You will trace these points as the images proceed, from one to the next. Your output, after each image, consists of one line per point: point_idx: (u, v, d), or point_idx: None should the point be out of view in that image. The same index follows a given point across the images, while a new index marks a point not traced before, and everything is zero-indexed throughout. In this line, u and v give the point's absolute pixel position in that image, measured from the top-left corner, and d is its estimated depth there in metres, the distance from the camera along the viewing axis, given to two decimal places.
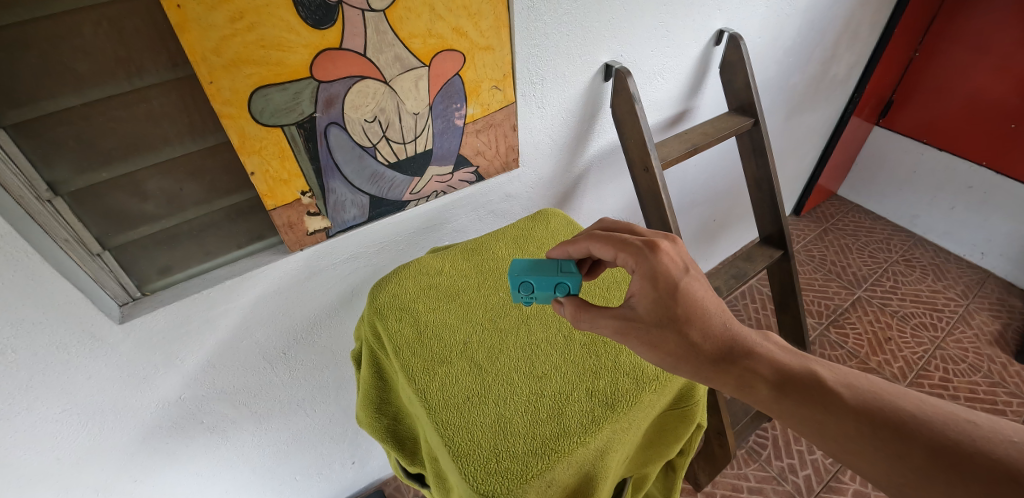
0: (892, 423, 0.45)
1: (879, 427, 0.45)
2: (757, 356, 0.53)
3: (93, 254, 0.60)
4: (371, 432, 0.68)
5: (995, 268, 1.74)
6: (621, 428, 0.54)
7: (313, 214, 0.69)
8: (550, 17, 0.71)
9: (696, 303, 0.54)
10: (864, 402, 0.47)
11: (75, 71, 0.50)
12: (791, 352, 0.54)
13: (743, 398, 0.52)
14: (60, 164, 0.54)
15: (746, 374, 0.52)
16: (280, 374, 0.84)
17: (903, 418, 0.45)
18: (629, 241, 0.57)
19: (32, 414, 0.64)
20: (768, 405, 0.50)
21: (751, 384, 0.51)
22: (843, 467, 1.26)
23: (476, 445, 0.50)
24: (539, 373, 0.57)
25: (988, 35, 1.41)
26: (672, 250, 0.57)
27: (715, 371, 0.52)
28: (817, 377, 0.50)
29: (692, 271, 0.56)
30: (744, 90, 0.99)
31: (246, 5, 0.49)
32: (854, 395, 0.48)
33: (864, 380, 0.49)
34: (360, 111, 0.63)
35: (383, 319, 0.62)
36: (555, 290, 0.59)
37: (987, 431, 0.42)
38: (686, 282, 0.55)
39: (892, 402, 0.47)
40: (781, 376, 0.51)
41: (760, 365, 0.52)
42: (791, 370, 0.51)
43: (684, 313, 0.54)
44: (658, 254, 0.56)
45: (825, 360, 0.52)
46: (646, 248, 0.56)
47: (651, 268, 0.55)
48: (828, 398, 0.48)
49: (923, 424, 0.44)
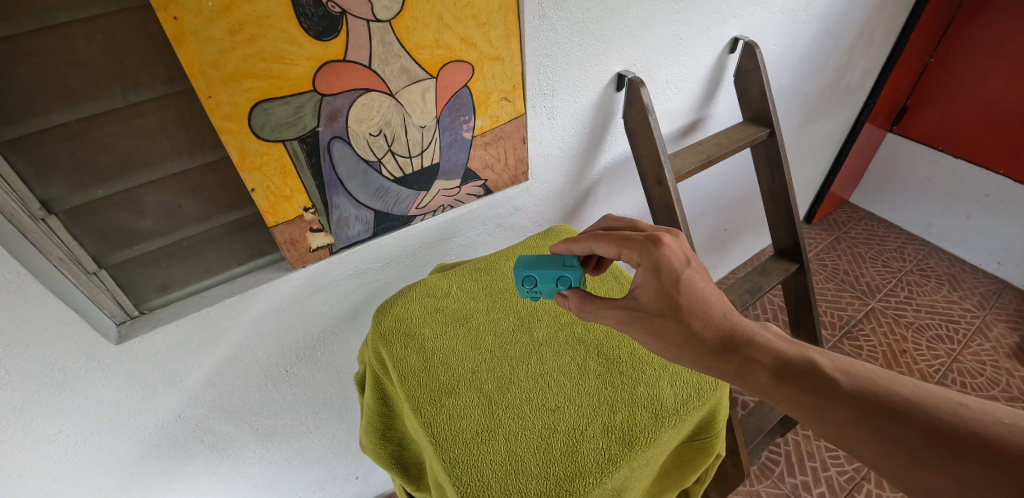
0: (886, 407, 0.44)
1: (873, 411, 0.44)
2: (754, 344, 0.51)
3: (89, 272, 0.57)
4: (376, 459, 0.65)
5: (1012, 278, 1.69)
6: (638, 466, 0.51)
7: (316, 230, 0.66)
8: (562, 26, 0.68)
9: (698, 294, 0.52)
10: (860, 387, 0.45)
11: (68, 86, 0.48)
12: (790, 342, 0.52)
13: (741, 386, 0.50)
14: (54, 181, 0.52)
15: (746, 362, 0.50)
16: (282, 391, 0.81)
17: (896, 402, 0.44)
18: (631, 237, 0.55)
19: (27, 435, 0.61)
20: (767, 393, 0.48)
21: (750, 371, 0.49)
22: (859, 484, 1.22)
23: (486, 484, 0.48)
24: (551, 406, 0.54)
25: (1004, 40, 1.38)
26: (675, 244, 0.55)
27: (716, 360, 0.51)
28: (814, 364, 0.48)
29: (695, 264, 0.54)
30: (759, 99, 0.95)
31: (246, 16, 0.47)
32: (850, 381, 0.46)
33: (859, 367, 0.47)
34: (365, 125, 0.60)
35: (389, 345, 0.60)
36: (557, 284, 0.56)
37: (979, 414, 0.41)
38: (688, 275, 0.53)
39: (886, 386, 0.45)
40: (780, 365, 0.49)
41: (760, 353, 0.50)
42: (789, 357, 0.49)
43: (686, 303, 0.52)
44: (661, 248, 0.54)
45: (823, 349, 0.50)
46: (649, 243, 0.54)
47: (654, 260, 0.53)
48: (824, 383, 0.46)
49: (917, 408, 0.43)
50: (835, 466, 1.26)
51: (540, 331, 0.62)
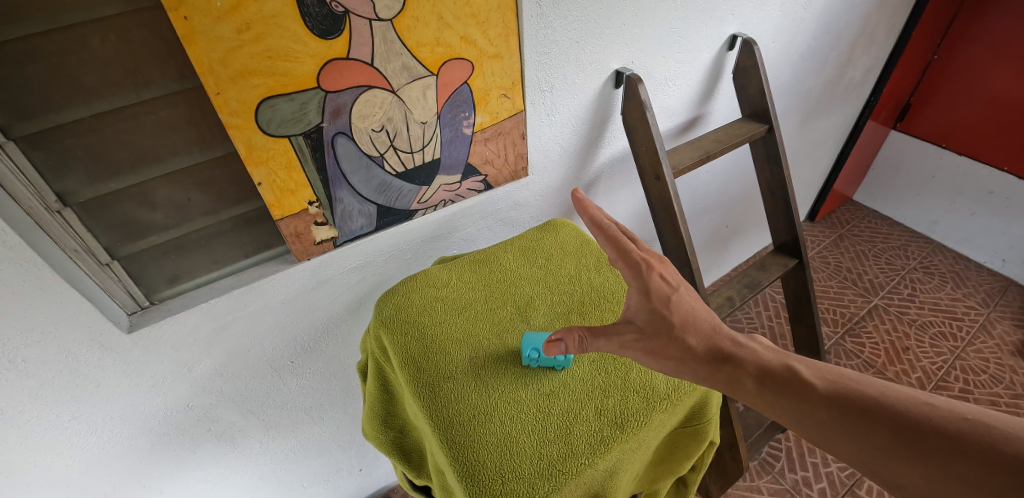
0: (858, 407, 0.45)
1: (847, 412, 0.45)
2: (741, 354, 0.51)
3: (102, 263, 0.60)
4: (378, 445, 0.67)
5: (1016, 276, 1.69)
6: (629, 448, 0.53)
7: (320, 224, 0.68)
8: (560, 24, 0.70)
9: (690, 314, 0.53)
10: (835, 390, 0.47)
11: (84, 83, 0.50)
12: (773, 350, 0.53)
13: (731, 395, 0.51)
14: (69, 174, 0.54)
15: (734, 371, 0.51)
16: (288, 382, 0.84)
17: (866, 402, 0.45)
18: (629, 255, 0.54)
19: (43, 421, 0.64)
20: (752, 399, 0.50)
21: (738, 380, 0.50)
22: (860, 481, 1.23)
23: (483, 465, 0.50)
24: (546, 391, 0.55)
25: (1008, 36, 1.38)
26: (665, 269, 0.54)
27: (707, 371, 0.51)
28: (793, 371, 0.50)
29: (683, 287, 0.54)
30: (758, 97, 0.96)
31: (253, 15, 0.49)
32: (826, 385, 0.48)
33: (834, 371, 0.49)
34: (368, 121, 0.62)
35: (390, 331, 0.62)
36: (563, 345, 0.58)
37: (944, 411, 0.42)
38: (678, 297, 0.53)
39: (858, 388, 0.46)
40: (763, 372, 0.50)
41: (746, 361, 0.51)
42: (771, 366, 0.51)
43: (679, 322, 0.53)
44: (653, 272, 0.53)
45: (802, 356, 0.51)
46: (642, 265, 0.53)
47: (645, 284, 0.53)
48: (802, 387, 0.48)
49: (886, 407, 0.44)
50: (835, 462, 1.27)
51: (536, 319, 0.63)
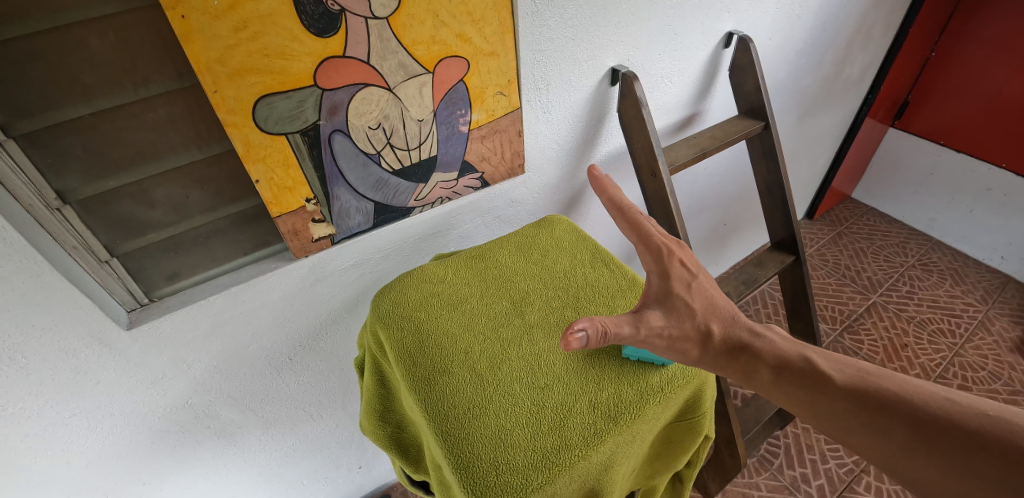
0: (876, 401, 0.48)
1: (865, 405, 0.48)
2: (758, 345, 0.55)
3: (101, 261, 0.60)
4: (376, 440, 0.68)
5: (1015, 273, 1.69)
6: (623, 441, 0.54)
7: (317, 221, 0.69)
8: (556, 22, 0.70)
9: (710, 300, 0.56)
10: (854, 383, 0.50)
11: (82, 82, 0.51)
12: (789, 342, 0.56)
13: (747, 384, 0.54)
14: (68, 172, 0.55)
15: (751, 362, 0.54)
16: (287, 379, 0.84)
17: (887, 396, 0.48)
18: (649, 240, 0.57)
19: (42, 418, 0.64)
20: (768, 389, 0.53)
21: (754, 369, 0.53)
22: (858, 477, 1.23)
23: (477, 457, 0.51)
24: (540, 384, 0.56)
25: (1005, 32, 1.38)
26: (685, 255, 0.57)
27: (726, 360, 0.54)
28: (811, 363, 0.52)
29: (702, 275, 0.57)
30: (753, 93, 0.97)
31: (250, 14, 0.50)
32: (844, 377, 0.50)
33: (853, 364, 0.52)
34: (364, 118, 0.63)
35: (387, 326, 0.62)
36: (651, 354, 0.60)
37: (964, 408, 0.45)
38: (697, 284, 0.56)
39: (878, 383, 0.49)
40: (780, 363, 0.53)
41: (764, 352, 0.54)
42: (788, 357, 0.54)
43: (701, 308, 0.55)
44: (673, 258, 0.56)
45: (820, 348, 0.54)
46: (664, 252, 0.56)
47: (665, 269, 0.56)
48: (819, 380, 0.51)
49: (905, 402, 0.47)
50: (834, 458, 1.27)
51: (531, 314, 0.64)
